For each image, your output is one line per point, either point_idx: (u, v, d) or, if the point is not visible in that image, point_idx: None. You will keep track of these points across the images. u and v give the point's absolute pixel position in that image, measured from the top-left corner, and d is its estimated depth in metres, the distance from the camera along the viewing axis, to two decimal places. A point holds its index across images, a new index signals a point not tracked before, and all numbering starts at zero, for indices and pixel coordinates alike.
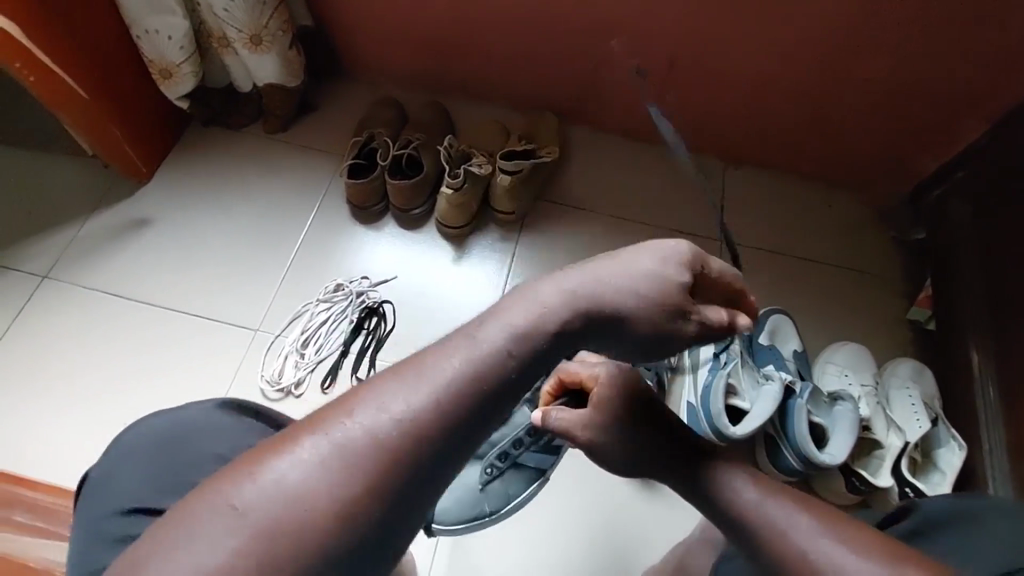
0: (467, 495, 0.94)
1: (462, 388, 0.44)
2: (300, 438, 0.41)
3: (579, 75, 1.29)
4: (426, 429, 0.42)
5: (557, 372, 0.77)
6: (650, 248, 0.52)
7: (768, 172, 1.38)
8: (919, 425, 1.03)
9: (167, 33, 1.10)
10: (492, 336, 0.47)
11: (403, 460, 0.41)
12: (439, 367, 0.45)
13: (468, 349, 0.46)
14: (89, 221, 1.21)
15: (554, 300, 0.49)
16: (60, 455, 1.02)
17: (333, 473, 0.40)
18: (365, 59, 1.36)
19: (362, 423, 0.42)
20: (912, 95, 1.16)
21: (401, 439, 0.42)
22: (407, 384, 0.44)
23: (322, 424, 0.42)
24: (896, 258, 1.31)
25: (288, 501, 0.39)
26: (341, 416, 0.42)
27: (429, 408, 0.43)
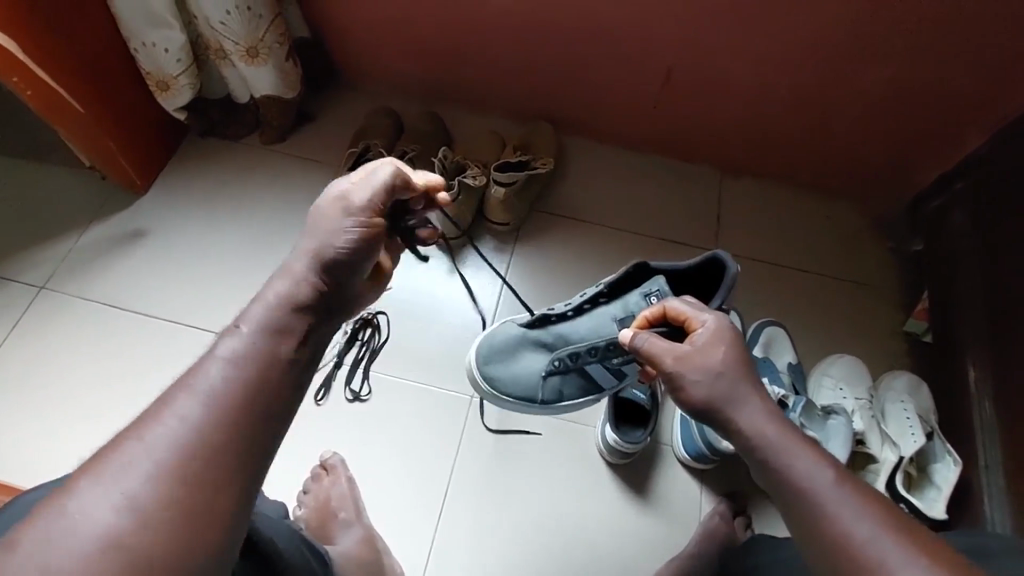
0: (526, 376, 0.97)
1: (226, 388, 0.48)
2: (79, 480, 0.43)
3: (574, 85, 1.29)
4: (210, 430, 0.46)
5: (662, 303, 0.73)
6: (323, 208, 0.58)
7: (763, 181, 1.38)
8: (914, 440, 1.02)
9: (165, 46, 1.11)
10: (247, 339, 0.50)
11: (201, 458, 0.45)
12: (206, 374, 0.48)
13: (222, 360, 0.49)
14: (86, 232, 1.21)
15: (282, 283, 0.53)
16: (59, 464, 1.03)
17: (127, 497, 0.43)
18: (362, 69, 1.37)
19: (143, 446, 0.44)
20: (908, 106, 1.16)
21: (192, 443, 0.45)
22: (173, 407, 0.46)
23: (92, 471, 0.44)
24: (894, 269, 1.30)
25: (89, 534, 0.41)
26: (116, 451, 0.44)
27: (209, 407, 0.47)
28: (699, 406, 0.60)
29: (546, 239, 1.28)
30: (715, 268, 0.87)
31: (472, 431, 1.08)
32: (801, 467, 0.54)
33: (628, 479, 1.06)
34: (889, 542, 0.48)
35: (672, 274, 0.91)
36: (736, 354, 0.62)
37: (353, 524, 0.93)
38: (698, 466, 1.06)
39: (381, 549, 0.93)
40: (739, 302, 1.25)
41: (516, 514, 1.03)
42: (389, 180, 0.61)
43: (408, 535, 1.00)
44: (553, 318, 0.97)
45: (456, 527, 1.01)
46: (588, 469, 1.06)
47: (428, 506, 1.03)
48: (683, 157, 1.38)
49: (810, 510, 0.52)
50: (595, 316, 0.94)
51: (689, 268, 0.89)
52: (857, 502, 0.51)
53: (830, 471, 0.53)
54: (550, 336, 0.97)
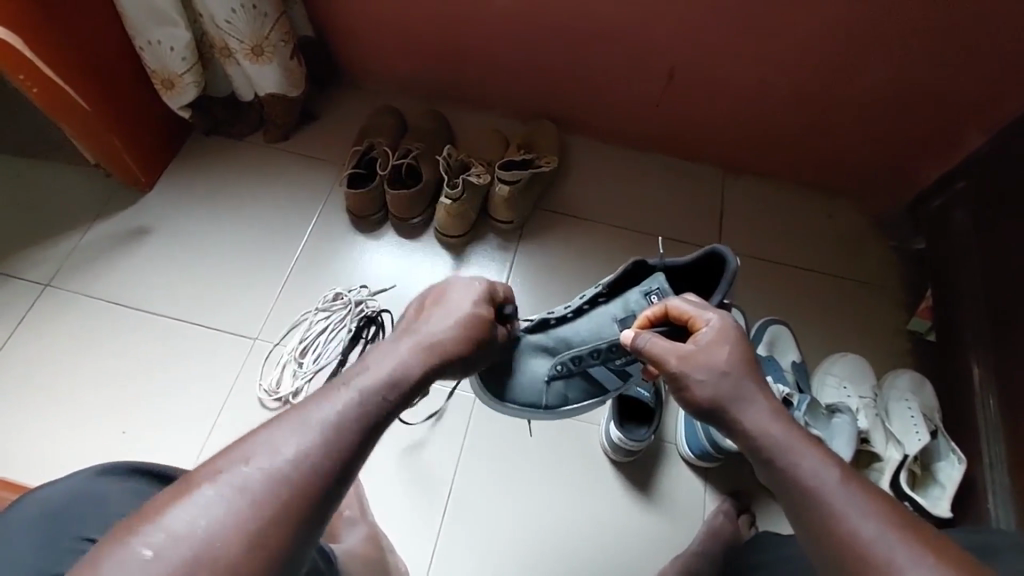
0: (530, 382, 0.96)
1: (341, 423, 0.50)
2: (198, 485, 0.45)
3: (578, 84, 1.29)
4: (318, 460, 0.48)
5: (663, 302, 0.73)
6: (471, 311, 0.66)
7: (765, 181, 1.38)
8: (919, 438, 1.02)
9: (170, 44, 1.11)
10: (365, 384, 0.53)
11: (306, 488, 0.47)
12: (325, 408, 0.51)
13: (341, 399, 0.52)
14: (90, 230, 1.22)
15: (409, 348, 0.58)
16: (63, 462, 1.02)
17: (241, 513, 0.44)
18: (365, 68, 1.37)
19: (258, 466, 0.46)
20: (911, 106, 1.16)
21: (304, 472, 0.47)
22: (291, 429, 0.49)
23: (213, 478, 0.46)
24: (896, 267, 1.30)
25: (198, 543, 0.43)
26: (236, 462, 0.47)
27: (325, 440, 0.49)
28: (703, 405, 0.61)
29: (549, 237, 1.28)
30: (714, 262, 0.88)
31: (475, 429, 1.08)
32: (808, 467, 0.54)
33: (632, 477, 1.06)
34: (895, 542, 0.48)
35: (672, 272, 0.91)
36: (740, 353, 0.63)
37: (358, 522, 0.93)
38: (701, 465, 1.06)
39: (385, 547, 0.93)
40: (742, 301, 1.25)
41: (520, 512, 1.03)
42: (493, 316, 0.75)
43: (412, 533, 1.00)
44: (554, 322, 0.96)
45: (460, 526, 1.01)
46: (592, 467, 1.06)
47: (432, 504, 1.03)
48: (686, 156, 1.39)
49: (816, 508, 0.52)
50: (595, 317, 0.94)
51: (687, 264, 0.90)
52: (864, 502, 0.51)
53: (836, 470, 0.53)
54: (551, 339, 0.96)
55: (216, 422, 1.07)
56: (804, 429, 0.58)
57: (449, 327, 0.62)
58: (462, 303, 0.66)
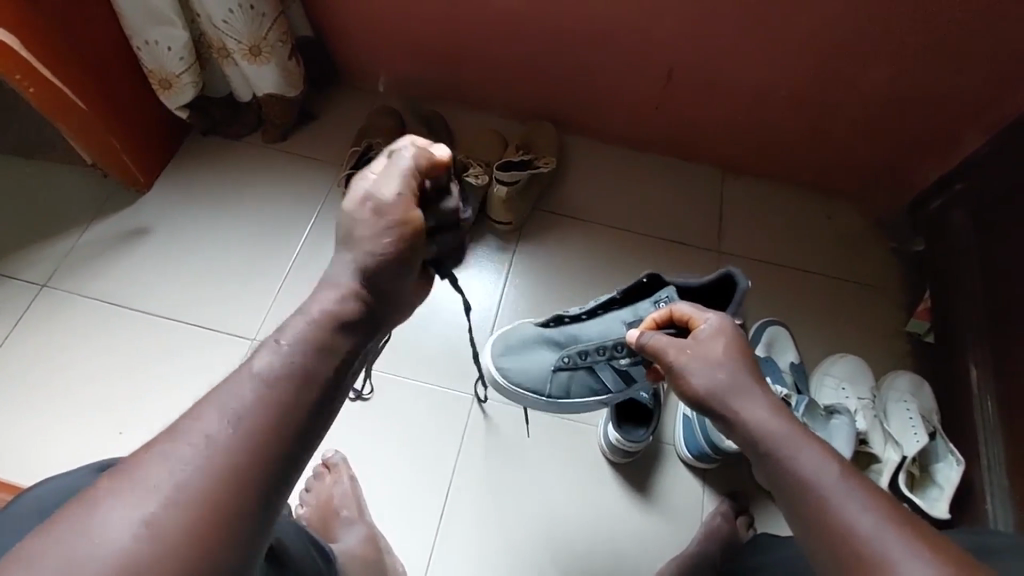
0: (536, 371, 0.97)
1: (260, 402, 0.45)
2: (101, 492, 0.41)
3: (576, 86, 1.29)
4: (237, 448, 0.43)
5: (669, 306, 0.75)
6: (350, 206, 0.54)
7: (765, 181, 1.38)
8: (917, 440, 1.02)
9: (168, 44, 1.11)
10: (280, 351, 0.47)
11: (229, 480, 0.42)
12: (239, 389, 0.45)
13: (254, 374, 0.46)
14: (88, 230, 1.21)
15: (322, 298, 0.51)
16: (58, 464, 1.02)
17: (143, 519, 0.40)
18: (365, 69, 1.37)
19: (166, 461, 0.42)
20: (910, 106, 1.16)
21: (215, 465, 0.42)
22: (199, 419, 0.44)
23: (116, 483, 0.41)
24: (894, 269, 1.31)
25: (105, 551, 0.39)
26: (141, 462, 0.42)
27: (236, 430, 0.44)
28: (699, 397, 0.62)
29: (548, 238, 1.28)
30: (728, 284, 0.88)
31: (474, 430, 1.08)
32: (806, 462, 0.54)
33: (630, 478, 1.06)
34: (892, 534, 0.47)
35: (688, 286, 0.90)
36: (738, 350, 0.64)
37: (356, 523, 0.92)
38: (700, 465, 1.06)
39: (383, 548, 0.92)
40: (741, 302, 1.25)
41: (519, 511, 1.03)
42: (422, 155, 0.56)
43: (410, 534, 1.00)
44: (567, 318, 0.98)
45: (458, 527, 1.01)
46: (590, 468, 1.06)
47: (431, 504, 1.02)
48: (686, 157, 1.39)
49: (810, 503, 0.52)
50: (606, 319, 0.95)
51: (703, 282, 0.89)
52: (862, 496, 0.50)
53: (835, 466, 0.53)
54: (561, 334, 0.97)
55: None
56: (800, 423, 0.58)
57: (349, 236, 0.53)
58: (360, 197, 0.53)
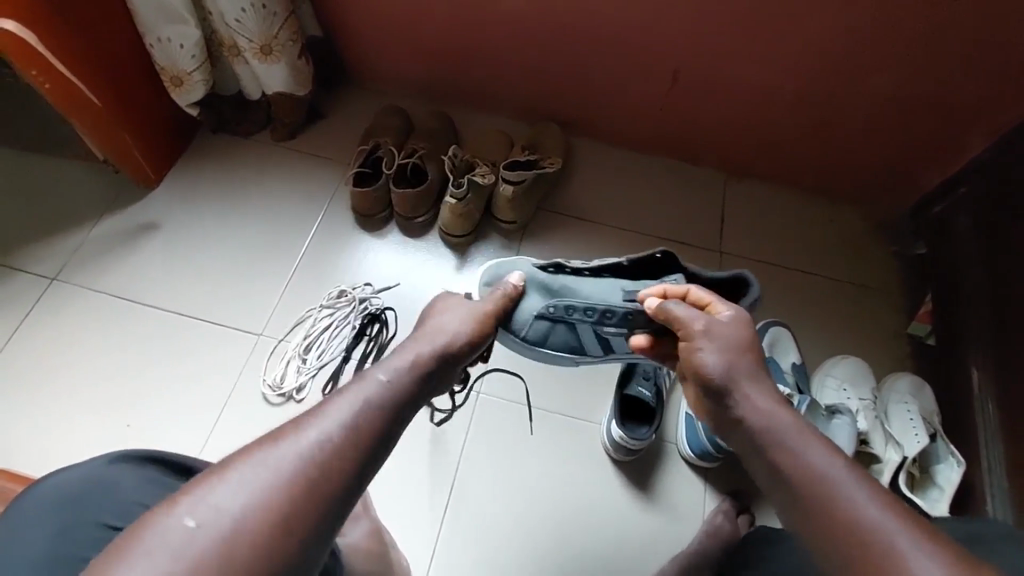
0: (521, 310, 0.91)
1: (366, 411, 0.57)
2: (231, 468, 0.50)
3: (582, 87, 1.31)
4: (347, 444, 0.54)
5: (686, 287, 0.79)
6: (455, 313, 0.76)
7: (768, 184, 1.39)
8: (917, 441, 1.02)
9: (180, 42, 1.13)
10: (387, 373, 0.61)
11: (337, 470, 0.52)
12: (352, 398, 0.57)
13: (365, 389, 0.59)
14: (97, 226, 1.22)
15: (422, 344, 0.68)
16: (66, 456, 1.03)
17: (267, 496, 0.48)
18: (373, 69, 1.39)
19: (289, 447, 0.51)
20: (912, 111, 1.18)
21: (330, 456, 0.52)
22: (319, 417, 0.54)
23: (246, 461, 0.50)
24: (896, 273, 1.32)
25: (235, 518, 0.47)
26: (268, 445, 0.51)
27: (347, 433, 0.54)
28: (717, 374, 0.64)
29: (553, 237, 1.29)
30: (735, 288, 0.90)
31: (477, 427, 1.09)
32: (811, 459, 0.55)
33: (632, 476, 1.06)
34: (895, 526, 0.48)
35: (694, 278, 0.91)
36: (753, 338, 0.68)
37: (361, 518, 0.93)
38: (702, 464, 1.06)
39: (387, 543, 0.93)
40: None
41: (522, 510, 1.03)
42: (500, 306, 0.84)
43: (413, 529, 1.01)
44: (567, 269, 0.93)
45: (462, 522, 1.02)
46: (593, 467, 1.07)
47: (435, 499, 1.03)
48: (689, 159, 1.40)
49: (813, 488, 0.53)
50: (603, 282, 0.92)
51: (712, 282, 0.90)
52: (867, 492, 0.51)
53: (840, 462, 0.54)
54: (557, 283, 0.92)
55: (219, 417, 1.06)
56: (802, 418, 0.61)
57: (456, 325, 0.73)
58: (446, 305, 0.77)
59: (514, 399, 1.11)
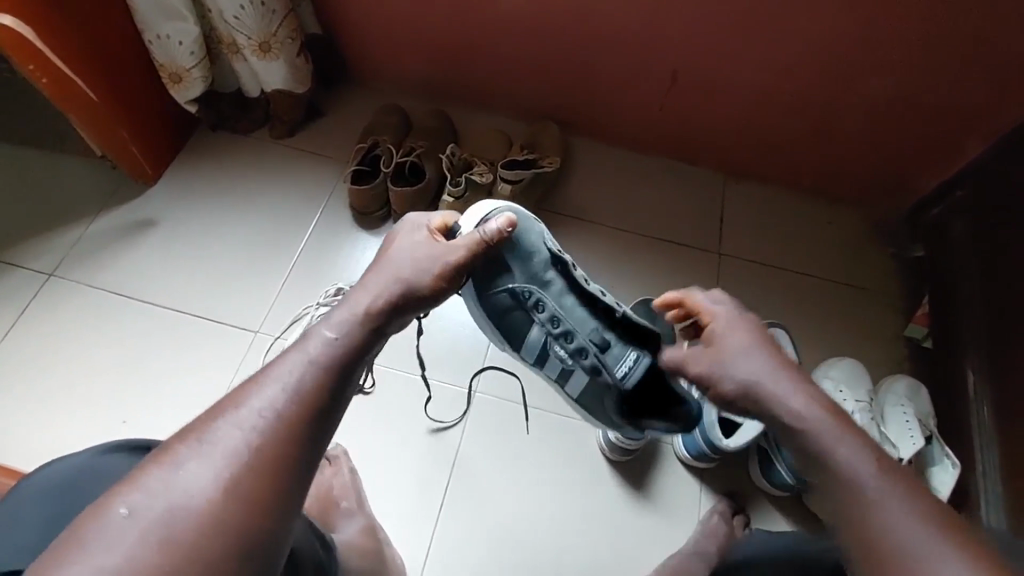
0: (500, 270, 0.89)
1: (306, 377, 0.55)
2: (174, 449, 0.50)
3: (582, 87, 1.31)
4: (289, 414, 0.53)
5: (681, 293, 0.76)
6: (417, 245, 0.72)
7: (767, 185, 1.39)
8: (913, 442, 1.03)
9: (179, 38, 1.13)
10: (327, 334, 0.59)
11: (280, 441, 0.52)
12: (291, 364, 0.56)
13: (305, 353, 0.57)
14: (95, 222, 1.22)
15: (371, 291, 0.66)
16: (61, 450, 1.02)
17: (209, 474, 0.49)
18: (372, 66, 1.39)
19: (229, 424, 0.51)
20: (910, 113, 1.18)
21: (271, 430, 0.52)
22: (256, 391, 0.53)
23: (186, 442, 0.51)
24: (894, 274, 1.31)
25: (179, 497, 0.48)
26: (209, 422, 0.52)
27: (290, 399, 0.53)
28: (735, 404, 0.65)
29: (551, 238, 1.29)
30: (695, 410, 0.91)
31: (474, 426, 1.09)
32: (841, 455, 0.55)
33: (627, 476, 1.06)
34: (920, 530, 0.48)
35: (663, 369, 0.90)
36: (756, 340, 0.67)
37: (355, 514, 0.93)
38: (698, 465, 1.06)
39: (381, 540, 0.92)
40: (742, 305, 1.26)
41: (515, 508, 1.03)
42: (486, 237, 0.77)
43: (408, 526, 1.01)
44: (568, 270, 0.91)
45: (457, 520, 1.02)
46: (589, 467, 1.07)
47: (430, 497, 1.03)
48: (688, 160, 1.40)
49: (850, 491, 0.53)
50: (582, 309, 0.91)
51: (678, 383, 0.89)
52: (894, 493, 0.51)
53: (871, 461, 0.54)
54: (546, 274, 0.91)
55: None
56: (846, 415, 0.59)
57: (416, 264, 0.70)
58: (406, 240, 0.73)
59: (510, 398, 1.11)
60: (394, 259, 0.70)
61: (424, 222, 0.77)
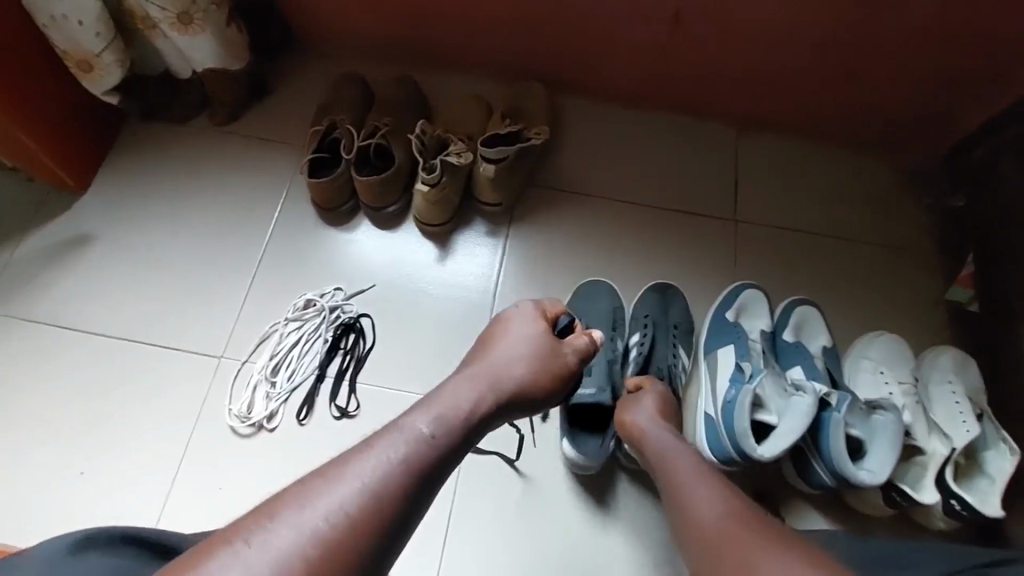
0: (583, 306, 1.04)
1: (386, 477, 0.47)
2: (220, 551, 0.42)
3: (568, 35, 1.11)
4: (359, 528, 0.44)
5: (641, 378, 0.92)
6: (525, 335, 0.70)
7: (787, 136, 1.22)
8: (967, 430, 0.90)
9: (78, 17, 0.93)
10: (418, 423, 0.52)
11: (335, 561, 0.42)
12: (375, 455, 0.48)
13: (392, 444, 0.50)
14: (22, 244, 1.07)
15: (470, 385, 0.60)
16: (14, 512, 0.91)
17: None
18: (319, 28, 1.18)
19: (289, 526, 0.43)
20: (958, 39, 0.99)
21: (333, 542, 0.43)
22: (331, 480, 0.46)
23: (231, 541, 0.42)
24: (932, 228, 1.17)
25: None
26: (269, 519, 0.44)
27: (363, 506, 0.45)
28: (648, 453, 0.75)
29: (544, 219, 1.13)
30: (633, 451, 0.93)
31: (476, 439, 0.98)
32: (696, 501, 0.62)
33: (647, 484, 0.96)
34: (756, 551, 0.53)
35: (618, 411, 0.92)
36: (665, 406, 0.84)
37: None
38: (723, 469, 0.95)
39: None
40: (764, 280, 1.12)
41: (526, 529, 0.94)
42: (589, 336, 0.75)
43: (410, 562, 0.91)
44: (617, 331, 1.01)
45: (463, 549, 0.92)
46: (603, 477, 0.97)
47: (433, 526, 0.93)
48: (695, 113, 1.22)
49: (707, 536, 0.58)
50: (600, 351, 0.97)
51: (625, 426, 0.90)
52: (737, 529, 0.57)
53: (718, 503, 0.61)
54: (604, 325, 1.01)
55: (183, 458, 0.95)
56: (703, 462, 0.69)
57: (515, 357, 0.66)
58: (515, 329, 0.71)
59: None
60: (500, 349, 0.68)
61: (533, 306, 0.75)
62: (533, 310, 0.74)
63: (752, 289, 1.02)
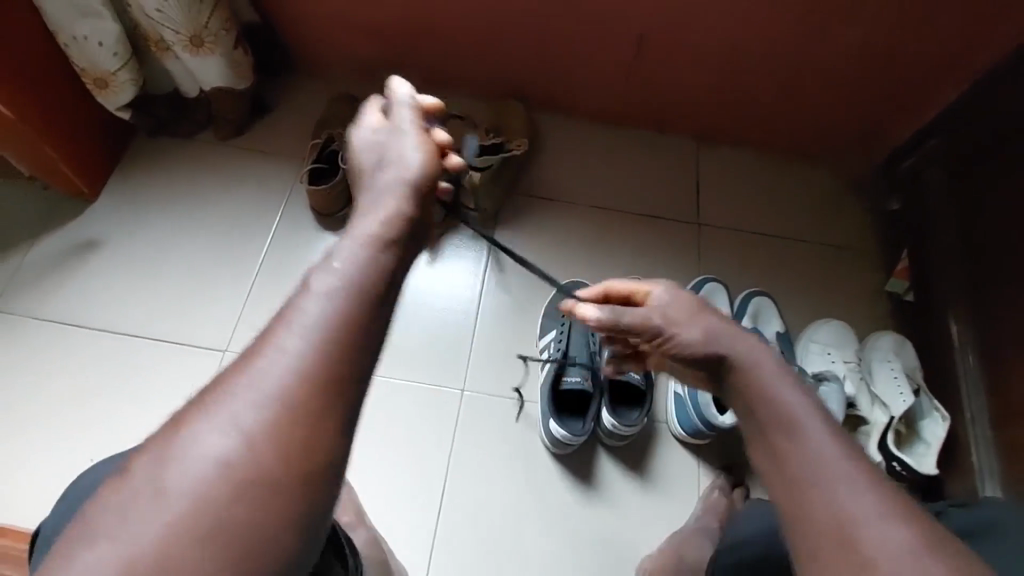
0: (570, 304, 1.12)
1: (328, 317, 0.46)
2: (197, 415, 0.43)
3: (544, 59, 1.24)
4: (317, 371, 0.44)
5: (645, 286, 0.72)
6: (382, 149, 0.59)
7: (741, 149, 1.36)
8: (903, 400, 1.02)
9: (99, 39, 1.02)
10: (346, 258, 0.49)
11: (309, 405, 0.43)
12: (312, 303, 0.46)
13: (323, 288, 0.47)
14: (34, 248, 1.13)
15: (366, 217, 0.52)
16: (26, 497, 0.95)
17: (230, 441, 0.42)
18: (317, 52, 1.29)
19: (253, 381, 0.43)
20: (882, 63, 1.15)
21: (297, 387, 0.43)
22: (281, 329, 0.45)
23: (206, 408, 0.43)
24: (871, 228, 1.31)
25: (200, 470, 0.41)
26: (234, 377, 0.44)
27: (319, 347, 0.45)
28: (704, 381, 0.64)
29: (526, 222, 1.24)
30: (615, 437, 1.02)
31: (465, 421, 1.06)
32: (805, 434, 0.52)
33: (625, 459, 1.05)
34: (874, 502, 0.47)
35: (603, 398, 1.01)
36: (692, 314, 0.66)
37: (357, 528, 0.89)
38: (694, 441, 1.05)
39: (387, 552, 0.90)
40: (726, 275, 1.23)
41: (514, 504, 1.01)
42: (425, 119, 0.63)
43: (409, 537, 0.98)
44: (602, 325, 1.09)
45: (456, 522, 0.99)
46: (584, 454, 1.05)
47: (427, 501, 1.00)
48: (660, 128, 1.35)
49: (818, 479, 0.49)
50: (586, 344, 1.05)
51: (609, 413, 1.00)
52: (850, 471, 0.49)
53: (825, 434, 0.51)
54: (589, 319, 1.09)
55: None
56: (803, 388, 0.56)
57: (389, 175, 0.56)
58: (371, 151, 0.59)
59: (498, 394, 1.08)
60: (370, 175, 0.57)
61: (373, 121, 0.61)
62: (372, 127, 0.60)
63: (713, 282, 1.13)
